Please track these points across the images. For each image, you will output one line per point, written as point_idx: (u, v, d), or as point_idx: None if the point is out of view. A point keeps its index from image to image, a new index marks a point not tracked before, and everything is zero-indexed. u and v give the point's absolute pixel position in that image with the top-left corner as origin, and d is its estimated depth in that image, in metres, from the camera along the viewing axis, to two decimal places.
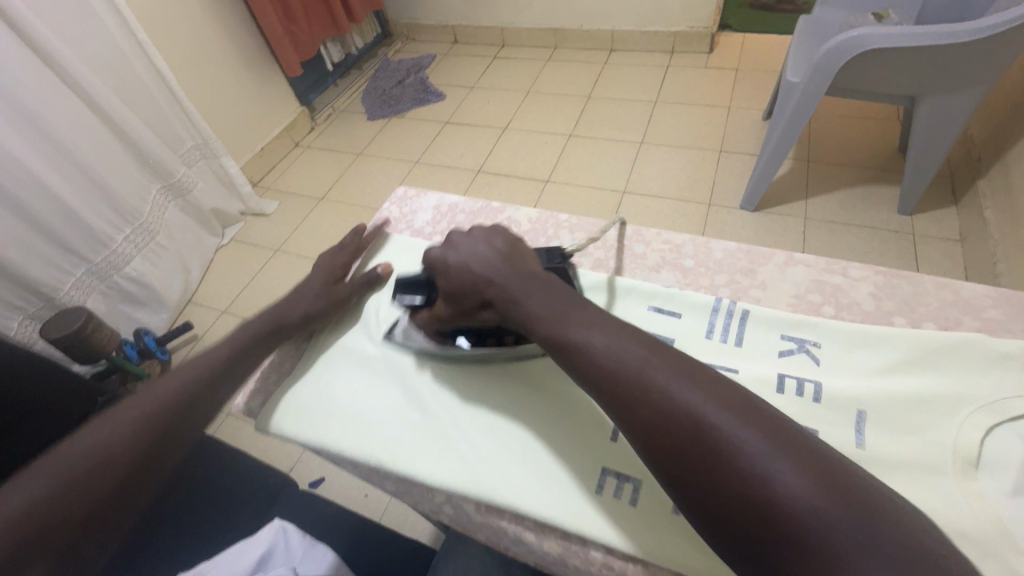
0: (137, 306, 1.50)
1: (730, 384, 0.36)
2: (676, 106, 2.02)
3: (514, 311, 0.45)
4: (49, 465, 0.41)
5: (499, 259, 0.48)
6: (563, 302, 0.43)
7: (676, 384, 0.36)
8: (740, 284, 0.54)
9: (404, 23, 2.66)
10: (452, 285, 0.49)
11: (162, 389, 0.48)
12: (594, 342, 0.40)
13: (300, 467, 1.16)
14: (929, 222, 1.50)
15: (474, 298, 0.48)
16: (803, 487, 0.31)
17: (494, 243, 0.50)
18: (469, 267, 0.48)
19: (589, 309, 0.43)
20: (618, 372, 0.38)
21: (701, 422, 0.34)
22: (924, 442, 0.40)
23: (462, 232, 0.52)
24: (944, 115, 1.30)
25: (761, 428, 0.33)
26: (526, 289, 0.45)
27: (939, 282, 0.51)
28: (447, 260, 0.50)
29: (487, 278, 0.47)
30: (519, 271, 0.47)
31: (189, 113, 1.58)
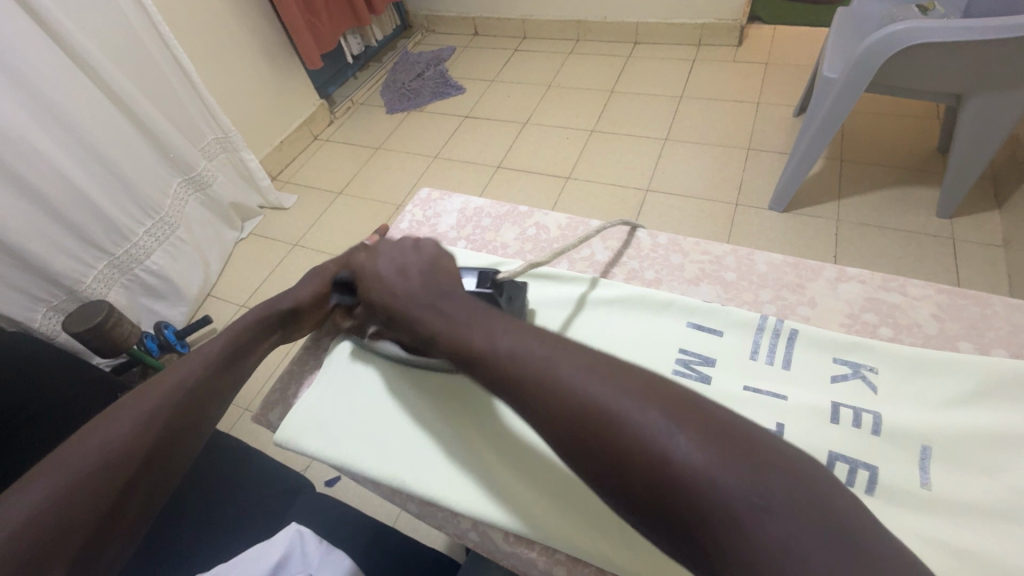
0: (157, 299, 1.51)
1: (632, 367, 0.36)
2: (703, 101, 1.96)
3: (420, 322, 0.44)
4: (49, 479, 0.42)
5: (413, 270, 0.47)
6: (469, 306, 0.43)
7: (577, 373, 0.36)
8: (787, 300, 0.50)
9: (425, 15, 2.63)
10: (365, 296, 0.49)
11: (150, 394, 0.48)
12: (496, 339, 0.39)
13: (316, 465, 1.15)
14: (969, 226, 1.43)
15: (384, 313, 0.47)
16: (699, 458, 0.30)
17: (417, 253, 0.49)
18: (379, 276, 0.48)
19: (493, 313, 0.42)
20: (520, 365, 0.37)
21: (599, 407, 0.34)
22: (998, 484, 0.37)
23: (391, 241, 0.52)
24: (993, 114, 1.22)
25: (660, 405, 0.33)
26: (429, 301, 0.44)
27: (1009, 304, 0.46)
28: (365, 269, 0.50)
29: (393, 290, 0.46)
30: (429, 285, 0.45)
31: (209, 107, 1.57)
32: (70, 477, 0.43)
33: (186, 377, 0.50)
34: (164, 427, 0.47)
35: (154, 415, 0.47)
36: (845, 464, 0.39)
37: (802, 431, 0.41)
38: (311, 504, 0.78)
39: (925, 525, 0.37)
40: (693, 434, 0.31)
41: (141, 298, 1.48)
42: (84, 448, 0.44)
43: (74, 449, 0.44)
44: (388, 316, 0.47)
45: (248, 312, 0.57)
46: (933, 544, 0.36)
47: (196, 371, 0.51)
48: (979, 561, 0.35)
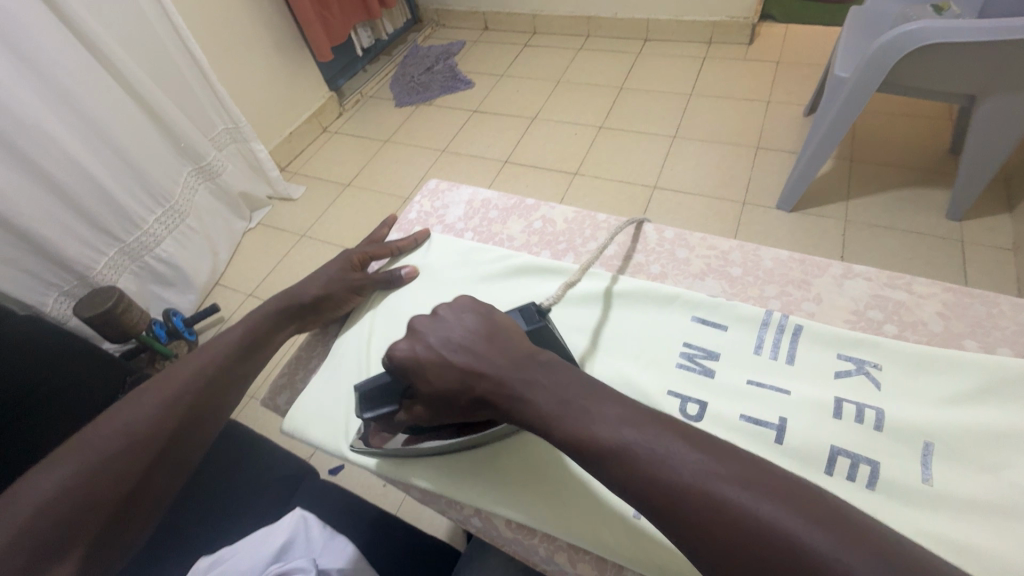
0: (166, 287, 1.53)
1: (760, 463, 0.34)
2: (712, 99, 1.95)
3: (519, 404, 0.40)
4: (75, 457, 0.44)
5: (481, 342, 0.43)
6: (566, 387, 0.39)
7: (709, 470, 0.34)
8: (792, 296, 0.50)
9: (435, 8, 2.63)
10: (436, 387, 0.42)
11: (176, 378, 0.49)
12: (612, 429, 0.36)
13: (320, 454, 1.17)
14: (980, 229, 1.42)
15: (467, 398, 0.41)
16: (867, 570, 0.29)
17: (476, 314, 0.45)
18: (444, 360, 0.42)
19: (570, 374, 0.40)
20: (644, 458, 0.35)
21: (738, 510, 0.32)
22: (1001, 480, 0.37)
23: (437, 314, 0.45)
24: (1007, 115, 1.21)
25: (798, 506, 0.32)
26: (524, 379, 0.40)
27: (1016, 304, 0.46)
28: (420, 356, 0.43)
29: (476, 372, 0.41)
30: (508, 352, 0.42)
31: (220, 97, 1.58)
32: (95, 456, 0.44)
33: (208, 364, 0.51)
34: (188, 412, 0.48)
35: (179, 400, 0.48)
36: (846, 458, 0.40)
37: (803, 427, 0.42)
38: (316, 491, 0.79)
39: (926, 521, 0.37)
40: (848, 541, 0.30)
41: (151, 286, 1.50)
42: (108, 428, 0.45)
43: (101, 428, 0.45)
44: (479, 399, 0.41)
45: (268, 301, 0.59)
46: (933, 537, 0.36)
47: (216, 359, 0.52)
48: (977, 556, 0.35)
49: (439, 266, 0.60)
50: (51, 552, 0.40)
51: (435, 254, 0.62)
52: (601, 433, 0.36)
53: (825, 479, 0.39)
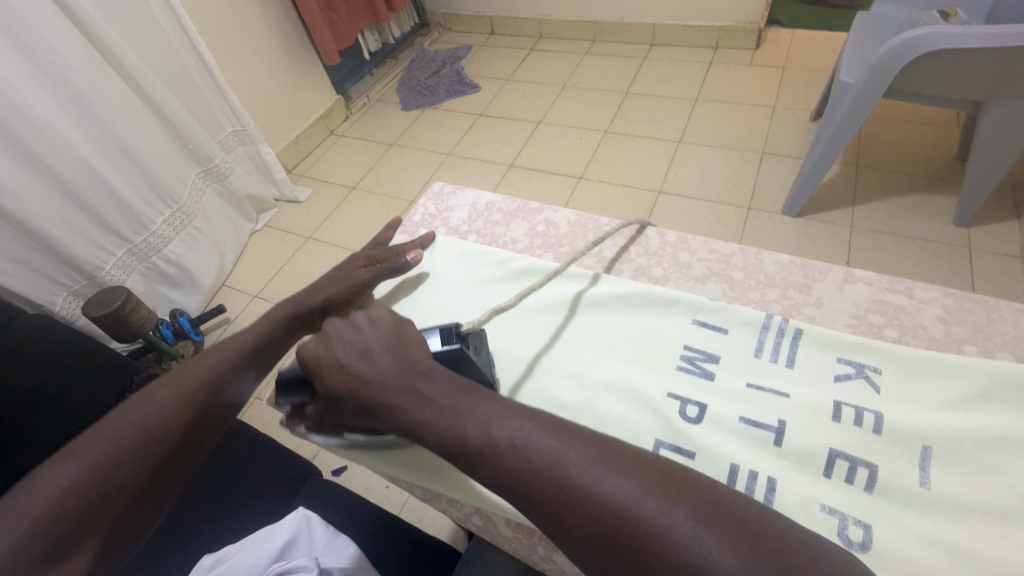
0: (173, 288, 1.55)
1: (616, 446, 0.36)
2: (718, 104, 1.96)
3: (397, 410, 0.41)
4: (86, 452, 0.44)
5: (380, 351, 0.44)
6: (446, 389, 0.41)
7: (565, 456, 0.36)
8: (793, 300, 0.50)
9: (442, 13, 2.65)
10: (328, 388, 0.44)
11: (187, 377, 0.50)
12: (478, 425, 0.38)
13: (324, 454, 1.18)
14: (987, 236, 1.41)
15: (353, 404, 0.43)
16: (696, 536, 0.31)
17: (379, 329, 0.45)
18: (337, 364, 0.44)
19: (483, 395, 0.40)
20: (506, 450, 0.37)
21: (589, 491, 0.34)
22: (998, 485, 0.37)
23: (342, 319, 0.46)
24: (1013, 122, 1.21)
25: (686, 504, 0.33)
26: (406, 388, 0.41)
27: (1016, 309, 0.46)
28: (320, 358, 0.45)
29: (362, 378, 0.42)
30: (402, 363, 0.42)
31: (229, 100, 1.61)
32: (107, 452, 0.44)
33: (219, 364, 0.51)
34: (198, 412, 0.48)
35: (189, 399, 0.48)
36: (844, 461, 0.40)
37: (804, 429, 0.42)
38: (319, 490, 0.79)
39: (921, 524, 0.37)
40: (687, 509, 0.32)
41: (158, 286, 1.52)
42: (121, 424, 0.46)
43: (113, 424, 0.46)
44: (364, 410, 0.43)
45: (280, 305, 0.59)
46: (928, 540, 0.36)
47: (228, 359, 0.52)
48: (974, 560, 0.35)
49: (442, 267, 0.61)
50: (58, 553, 0.41)
51: (441, 256, 0.62)
52: (469, 430, 0.38)
53: (823, 482, 0.40)
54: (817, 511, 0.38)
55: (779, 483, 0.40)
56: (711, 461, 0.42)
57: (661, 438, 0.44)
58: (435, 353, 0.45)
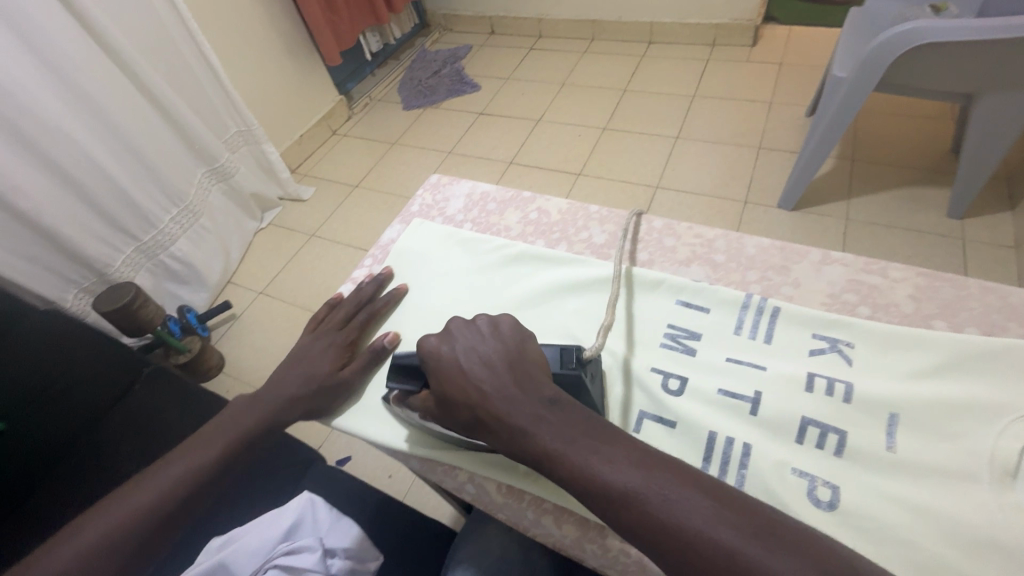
0: (181, 285, 1.58)
1: (771, 514, 0.34)
2: (715, 100, 1.98)
3: (523, 435, 0.40)
4: (103, 522, 0.50)
5: (503, 364, 0.43)
6: (578, 424, 0.39)
7: (679, 497, 0.35)
8: (772, 281, 0.53)
9: (442, 13, 2.68)
10: (443, 393, 0.44)
11: (200, 450, 0.53)
12: (619, 473, 0.36)
13: (329, 445, 1.24)
14: (980, 228, 1.43)
15: (467, 413, 0.42)
16: None
17: (501, 343, 0.44)
18: (459, 368, 0.43)
19: (595, 427, 0.39)
20: (657, 503, 0.35)
21: (753, 564, 0.32)
22: (961, 448, 0.39)
23: (465, 323, 0.47)
24: (1002, 115, 1.22)
25: (802, 556, 0.32)
26: (532, 410, 0.40)
27: (985, 286, 0.48)
28: (441, 357, 0.44)
29: (483, 392, 0.42)
30: (525, 385, 0.42)
31: (234, 101, 1.64)
32: (133, 506, 0.50)
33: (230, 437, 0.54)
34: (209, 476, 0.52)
35: (198, 476, 0.52)
36: (816, 428, 0.42)
37: (779, 399, 0.44)
38: (324, 475, 0.82)
39: (886, 485, 0.39)
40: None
41: (165, 283, 1.55)
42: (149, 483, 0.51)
43: (132, 497, 0.51)
44: (476, 421, 0.42)
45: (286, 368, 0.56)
46: (892, 500, 0.38)
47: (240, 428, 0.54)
48: (935, 517, 0.37)
49: (440, 250, 0.64)
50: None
51: (429, 237, 0.65)
52: (614, 475, 0.36)
53: (795, 447, 0.42)
54: (789, 474, 0.41)
55: (754, 449, 0.42)
56: (691, 430, 0.44)
57: (644, 410, 0.46)
58: (551, 370, 0.45)
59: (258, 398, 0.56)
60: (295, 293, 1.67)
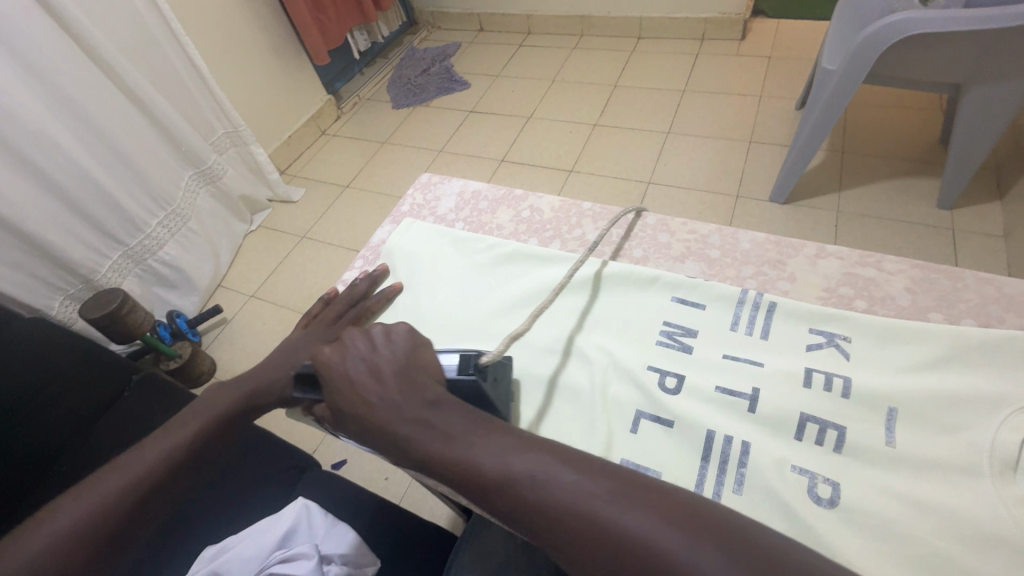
0: (169, 290, 1.56)
1: (639, 480, 0.35)
2: (705, 94, 1.98)
3: (403, 438, 0.39)
4: (78, 505, 0.47)
5: (389, 369, 0.43)
6: (459, 418, 0.40)
7: (554, 474, 0.35)
8: (768, 276, 0.52)
9: (430, 11, 2.66)
10: (336, 403, 0.43)
11: (178, 431, 0.52)
12: (495, 459, 0.37)
13: (324, 449, 1.23)
14: (970, 218, 1.44)
15: (354, 423, 0.42)
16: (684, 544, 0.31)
17: (389, 346, 0.45)
18: (348, 379, 0.44)
19: (477, 420, 0.40)
20: (528, 484, 0.35)
21: (616, 525, 0.32)
22: (961, 441, 0.39)
23: (358, 331, 0.47)
24: (992, 104, 1.23)
25: (672, 516, 0.32)
26: (412, 412, 0.40)
27: (980, 277, 0.48)
28: (331, 368, 0.44)
29: (365, 401, 0.42)
30: (410, 387, 0.42)
31: (220, 102, 1.61)
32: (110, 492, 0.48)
33: (212, 417, 0.53)
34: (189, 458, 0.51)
35: (179, 458, 0.50)
36: (815, 425, 0.42)
37: (776, 396, 0.44)
38: (318, 481, 0.81)
39: (886, 481, 0.39)
40: (707, 547, 0.30)
41: (154, 288, 1.53)
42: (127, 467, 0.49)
43: (107, 482, 0.49)
44: (362, 431, 0.41)
45: (272, 359, 0.56)
46: (892, 495, 0.38)
47: (222, 409, 0.54)
48: (937, 513, 0.37)
49: (428, 251, 0.63)
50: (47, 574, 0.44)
51: (416, 237, 0.64)
52: (487, 462, 0.36)
53: (795, 444, 0.41)
54: (788, 472, 0.40)
55: (753, 447, 0.42)
56: (690, 429, 0.44)
57: (642, 410, 0.46)
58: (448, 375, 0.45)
59: (236, 381, 0.56)
60: (286, 296, 1.65)
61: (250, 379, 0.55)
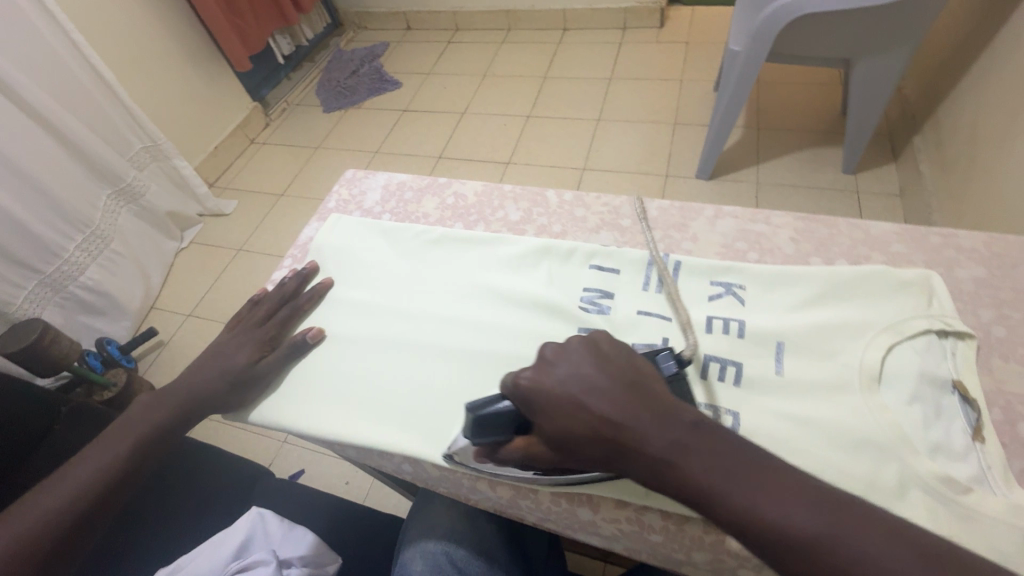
0: (97, 317, 1.47)
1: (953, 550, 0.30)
2: (630, 81, 2.06)
3: (674, 470, 0.33)
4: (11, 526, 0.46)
5: (622, 390, 0.36)
6: (737, 455, 0.33)
7: (861, 542, 0.30)
8: (674, 238, 0.57)
9: (354, 11, 2.61)
10: (563, 428, 0.37)
11: (111, 443, 0.51)
12: (781, 511, 0.31)
13: (279, 461, 1.21)
14: (870, 180, 1.57)
15: (595, 448, 0.36)
16: None
17: (608, 367, 0.38)
18: (574, 398, 0.37)
19: (752, 462, 0.33)
20: (860, 546, 0.30)
21: None
22: (836, 363, 0.44)
23: (559, 344, 0.40)
24: (876, 76, 1.35)
25: None
26: (671, 443, 0.34)
27: (851, 223, 0.54)
28: (549, 390, 0.38)
29: (611, 421, 0.35)
30: (656, 412, 0.35)
31: (135, 115, 1.54)
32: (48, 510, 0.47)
33: (149, 426, 0.52)
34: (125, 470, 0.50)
35: (115, 472, 0.49)
36: (717, 364, 0.47)
37: (683, 343, 0.48)
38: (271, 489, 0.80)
39: (779, 405, 0.44)
40: None
41: (79, 317, 1.44)
42: (64, 482, 0.48)
43: (42, 499, 0.48)
44: (609, 455, 0.36)
45: (205, 362, 0.55)
46: (783, 416, 0.43)
47: (160, 418, 0.53)
48: (819, 426, 0.42)
49: (356, 244, 0.64)
50: None
51: (344, 231, 0.65)
52: (796, 514, 0.31)
53: (701, 384, 0.46)
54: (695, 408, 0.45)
55: None
56: None
57: None
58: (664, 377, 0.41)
59: (172, 386, 0.55)
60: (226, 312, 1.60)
61: (187, 384, 0.54)
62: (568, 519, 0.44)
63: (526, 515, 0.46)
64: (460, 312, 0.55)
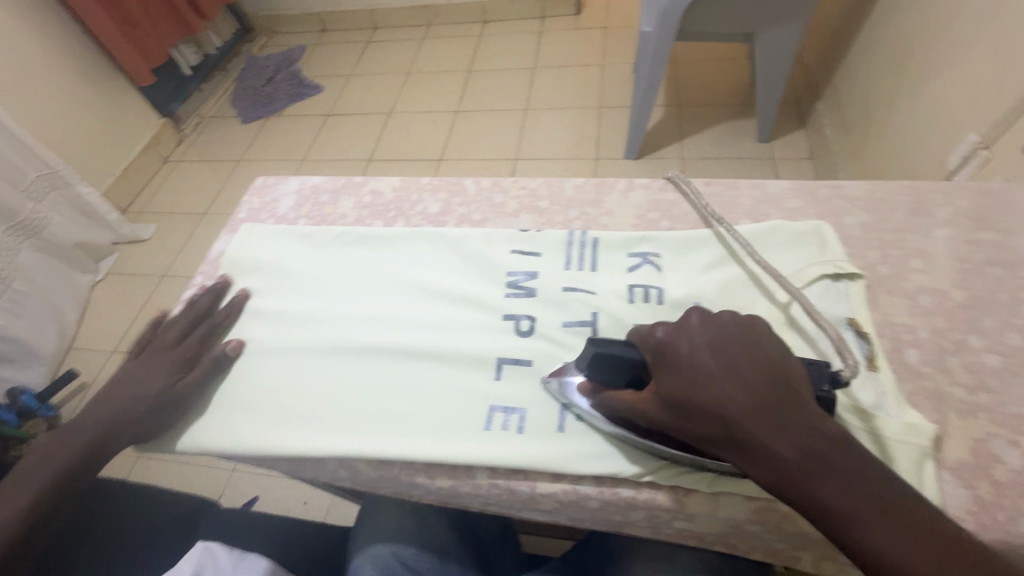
0: (7, 365, 1.34)
1: None
2: (554, 69, 2.08)
3: (805, 479, 0.32)
4: None
5: (764, 377, 0.34)
6: (878, 486, 0.31)
7: None
8: (590, 215, 0.58)
9: (264, 15, 2.49)
10: (685, 397, 0.36)
11: (14, 493, 0.47)
12: (894, 537, 0.30)
13: (229, 492, 1.15)
14: (784, 146, 1.67)
15: (714, 425, 0.35)
16: None
17: (756, 352, 0.36)
18: (713, 374, 0.35)
19: (883, 486, 0.31)
20: None
21: None
22: None
23: (707, 317, 0.38)
24: (777, 47, 1.43)
25: None
26: (803, 446, 0.32)
27: (752, 184, 0.57)
28: (684, 358, 0.36)
29: (743, 405, 0.34)
30: (796, 410, 0.33)
31: (23, 141, 1.40)
32: None
33: (54, 469, 0.47)
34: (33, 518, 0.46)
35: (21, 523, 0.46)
36: None
37: (608, 315, 0.49)
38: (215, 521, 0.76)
39: None
40: None
41: None
42: None
43: None
44: (722, 437, 0.34)
45: (112, 392, 0.51)
46: None
47: (64, 460, 0.48)
48: None
49: (271, 253, 0.61)
50: None
51: (256, 241, 0.62)
52: (931, 567, 0.30)
53: None
54: None
55: None
56: (545, 359, 0.48)
57: (502, 356, 0.49)
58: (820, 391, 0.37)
59: (77, 421, 0.50)
60: None
61: (93, 419, 0.50)
62: (511, 500, 0.44)
63: (471, 504, 0.46)
64: (386, 310, 0.54)
